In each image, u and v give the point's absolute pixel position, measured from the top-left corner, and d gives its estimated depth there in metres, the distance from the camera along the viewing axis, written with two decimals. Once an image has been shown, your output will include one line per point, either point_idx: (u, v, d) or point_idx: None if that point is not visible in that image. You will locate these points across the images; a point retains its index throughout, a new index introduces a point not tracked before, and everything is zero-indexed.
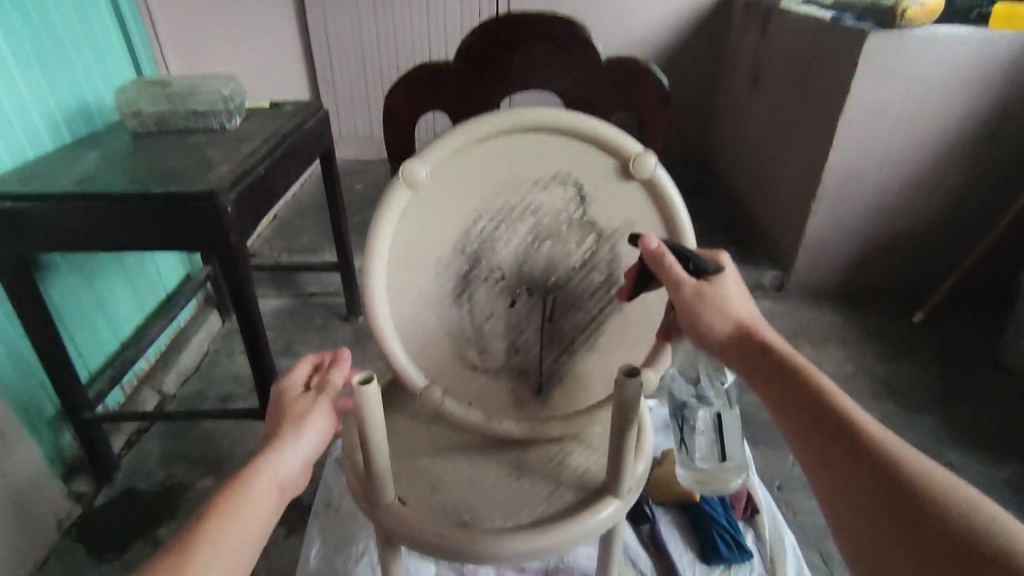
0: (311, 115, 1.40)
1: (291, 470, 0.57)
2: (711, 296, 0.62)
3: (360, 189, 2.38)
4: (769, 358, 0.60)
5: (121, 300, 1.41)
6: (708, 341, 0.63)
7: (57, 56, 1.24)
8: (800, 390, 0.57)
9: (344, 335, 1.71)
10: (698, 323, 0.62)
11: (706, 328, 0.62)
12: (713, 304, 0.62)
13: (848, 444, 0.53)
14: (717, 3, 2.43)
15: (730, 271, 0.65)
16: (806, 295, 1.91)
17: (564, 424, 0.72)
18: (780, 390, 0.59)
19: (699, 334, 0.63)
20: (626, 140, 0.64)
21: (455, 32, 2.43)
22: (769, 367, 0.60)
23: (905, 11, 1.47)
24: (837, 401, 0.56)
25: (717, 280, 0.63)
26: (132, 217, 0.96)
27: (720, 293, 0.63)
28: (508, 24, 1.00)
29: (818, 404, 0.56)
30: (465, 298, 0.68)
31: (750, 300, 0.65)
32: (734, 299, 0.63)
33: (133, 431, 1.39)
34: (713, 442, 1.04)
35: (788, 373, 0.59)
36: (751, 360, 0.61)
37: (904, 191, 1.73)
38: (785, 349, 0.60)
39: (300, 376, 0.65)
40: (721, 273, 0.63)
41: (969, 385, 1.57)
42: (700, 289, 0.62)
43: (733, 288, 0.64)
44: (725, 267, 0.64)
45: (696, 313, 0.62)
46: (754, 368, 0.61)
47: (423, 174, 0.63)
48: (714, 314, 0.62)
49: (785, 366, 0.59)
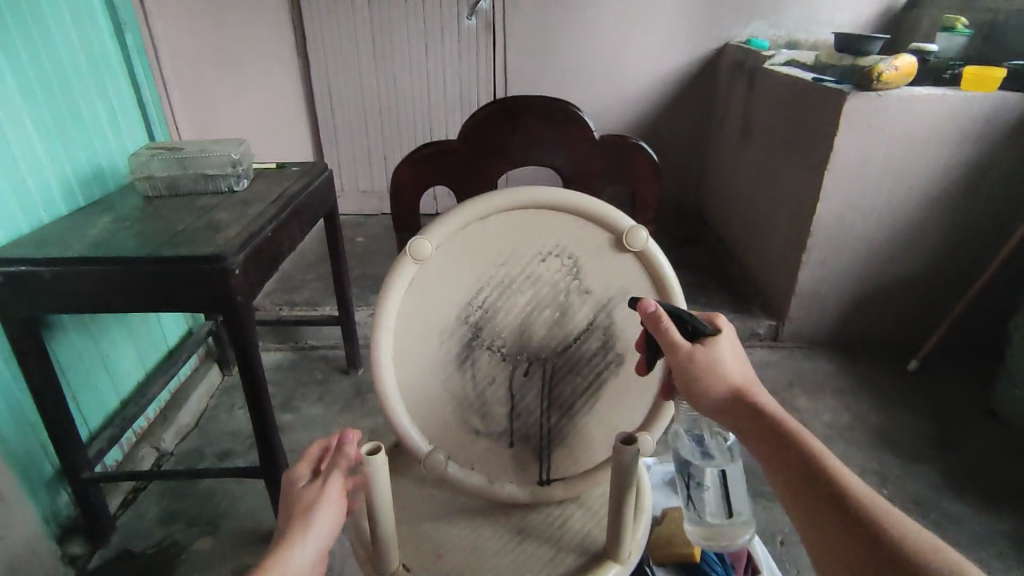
0: (317, 175, 1.45)
1: (303, 564, 0.57)
2: (709, 359, 0.63)
3: (360, 242, 2.43)
4: (764, 421, 0.61)
5: (124, 358, 1.42)
6: (705, 404, 0.64)
7: (74, 122, 1.29)
8: (793, 454, 0.59)
9: (343, 389, 1.72)
10: (695, 387, 0.63)
11: (702, 391, 0.64)
12: (711, 367, 0.63)
13: (842, 509, 0.54)
14: (704, 63, 2.55)
15: (726, 333, 0.66)
16: (800, 344, 1.94)
17: (565, 487, 0.74)
18: (774, 452, 0.60)
19: (696, 397, 0.64)
20: (619, 215, 0.67)
21: (454, 91, 2.54)
22: (763, 430, 0.61)
23: (881, 74, 1.55)
24: (827, 465, 0.57)
25: (714, 343, 0.64)
26: (143, 281, 0.99)
27: (719, 356, 0.64)
28: (507, 106, 1.07)
29: (810, 467, 0.58)
30: (468, 365, 0.70)
31: (745, 362, 0.67)
32: (732, 362, 0.65)
33: (130, 490, 1.38)
34: (721, 499, 0.75)
35: (781, 436, 0.60)
36: (745, 423, 0.62)
37: (890, 243, 1.78)
38: (777, 413, 0.62)
39: (307, 465, 0.64)
40: (717, 335, 0.65)
41: (966, 434, 1.58)
42: (697, 353, 0.63)
43: (730, 350, 0.65)
44: (722, 330, 0.66)
45: (694, 377, 0.63)
46: (749, 431, 0.62)
47: (429, 249, 0.66)
48: (711, 379, 0.63)
49: (778, 429, 0.61)
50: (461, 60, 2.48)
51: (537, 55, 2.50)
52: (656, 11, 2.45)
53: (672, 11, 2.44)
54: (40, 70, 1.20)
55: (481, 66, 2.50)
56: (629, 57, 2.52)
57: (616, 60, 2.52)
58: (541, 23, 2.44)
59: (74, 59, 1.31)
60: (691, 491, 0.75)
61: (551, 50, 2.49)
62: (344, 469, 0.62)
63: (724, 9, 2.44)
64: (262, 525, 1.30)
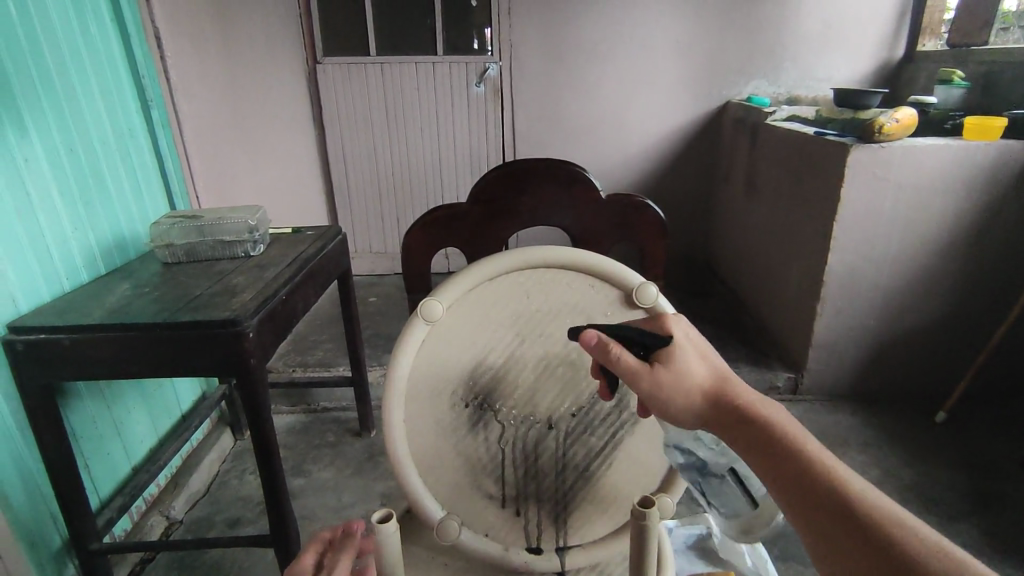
0: (331, 238, 1.49)
1: None
2: (668, 375, 0.58)
3: (374, 302, 2.46)
4: (749, 425, 0.56)
5: (136, 424, 1.42)
6: (685, 421, 0.59)
7: (99, 194, 1.34)
8: (786, 461, 0.53)
9: (356, 452, 1.70)
10: (674, 405, 0.59)
11: (677, 409, 0.59)
12: (677, 381, 0.59)
13: (844, 521, 0.48)
14: (706, 120, 2.61)
15: (678, 330, 0.62)
16: (820, 396, 1.89)
17: (584, 554, 0.73)
18: (766, 462, 0.54)
19: (674, 415, 0.59)
20: (628, 273, 0.68)
21: (464, 154, 2.62)
22: (749, 437, 0.56)
23: (882, 126, 1.58)
24: (826, 469, 0.51)
25: (669, 350, 0.59)
26: (159, 346, 1.00)
27: (681, 363, 0.59)
28: (514, 168, 1.09)
29: (805, 476, 0.52)
30: (481, 428, 0.69)
31: (712, 357, 0.62)
32: (696, 364, 0.60)
33: (137, 561, 1.35)
34: (740, 488, 0.69)
35: (769, 441, 0.55)
36: (731, 434, 0.57)
37: (905, 292, 1.76)
38: (763, 414, 0.57)
39: (311, 559, 0.63)
40: (668, 339, 0.60)
41: (1003, 488, 1.50)
42: (655, 372, 0.58)
43: (686, 351, 0.61)
44: (673, 331, 0.62)
45: (661, 398, 0.58)
46: (737, 439, 0.57)
47: (439, 311, 0.66)
48: (679, 395, 0.59)
49: (767, 434, 0.55)
50: (471, 125, 2.58)
51: (544, 118, 2.58)
52: (658, 74, 2.54)
53: (673, 74, 2.54)
54: (69, 146, 1.26)
55: (490, 130, 2.59)
56: (634, 117, 2.59)
57: (621, 120, 2.60)
58: (547, 88, 2.54)
59: (102, 135, 1.38)
60: (706, 488, 0.71)
61: (557, 113, 2.58)
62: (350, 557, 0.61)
63: (723, 70, 2.53)
64: None
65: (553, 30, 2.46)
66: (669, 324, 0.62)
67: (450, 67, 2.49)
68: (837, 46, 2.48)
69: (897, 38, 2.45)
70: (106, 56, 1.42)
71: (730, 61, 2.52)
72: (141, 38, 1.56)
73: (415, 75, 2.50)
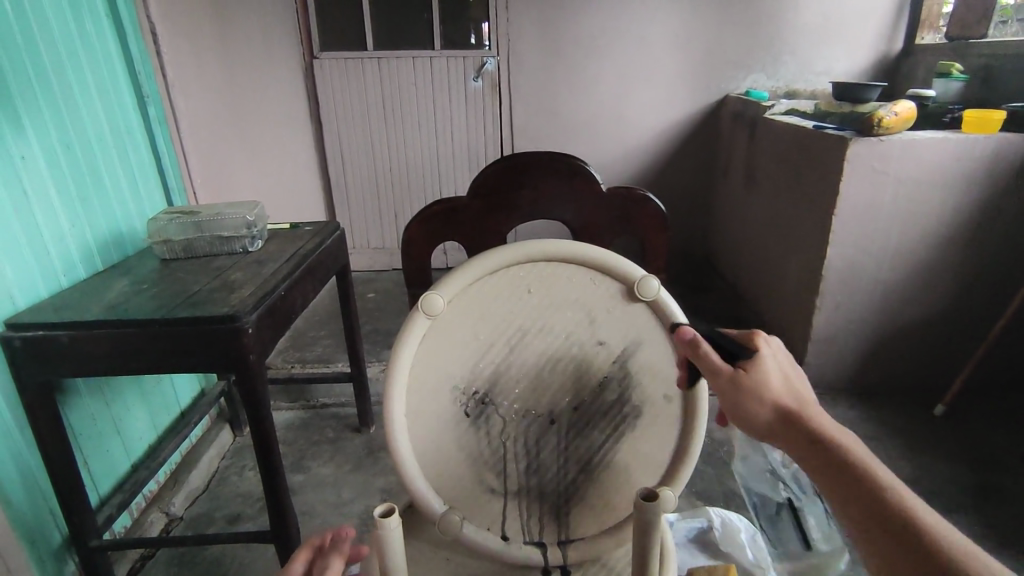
0: (329, 234, 1.48)
1: None
2: (749, 384, 0.59)
3: (372, 298, 2.46)
4: (823, 446, 0.57)
5: (136, 421, 1.42)
6: (754, 426, 0.60)
7: (96, 190, 1.33)
8: (859, 486, 0.54)
9: (356, 448, 1.69)
10: (750, 413, 0.60)
11: (749, 415, 0.60)
12: (758, 392, 0.59)
13: (915, 556, 0.50)
14: (705, 115, 2.60)
15: (768, 347, 0.62)
16: (819, 389, 1.90)
17: (585, 547, 0.73)
18: (836, 485, 0.56)
19: (745, 420, 0.60)
20: (630, 266, 0.68)
21: (462, 149, 2.61)
22: (821, 455, 0.57)
23: (882, 119, 1.58)
24: (899, 501, 0.53)
25: (756, 361, 0.60)
26: (158, 342, 0.99)
27: (765, 378, 0.60)
28: (513, 162, 1.09)
29: (875, 508, 0.53)
30: (482, 421, 0.69)
31: (797, 379, 0.62)
32: (779, 382, 0.60)
33: (137, 558, 1.35)
34: None
35: (844, 469, 0.56)
36: (800, 447, 0.58)
37: (904, 286, 1.76)
38: (838, 437, 0.57)
39: (300, 567, 0.62)
40: (757, 352, 0.61)
41: (1003, 481, 1.51)
42: (737, 379, 0.59)
43: (773, 368, 0.61)
44: (762, 347, 0.62)
45: (738, 404, 0.59)
46: (807, 454, 0.58)
47: (441, 305, 0.66)
48: (755, 403, 0.59)
49: (841, 461, 0.56)
50: (469, 120, 2.57)
51: (542, 113, 2.58)
52: (657, 68, 2.53)
53: (671, 68, 2.53)
54: (66, 143, 1.25)
55: (488, 125, 2.58)
56: (632, 111, 2.59)
57: (619, 115, 2.59)
58: (545, 83, 2.54)
59: (99, 131, 1.37)
60: None
61: (555, 108, 2.57)
62: (341, 563, 0.60)
63: (722, 64, 2.53)
64: None
65: (551, 25, 2.45)
66: (760, 341, 0.62)
67: (447, 61, 2.48)
68: (835, 40, 2.48)
69: (895, 31, 2.45)
70: (102, 52, 1.41)
71: (728, 55, 2.51)
72: (137, 33, 1.55)
73: (413, 70, 2.48)
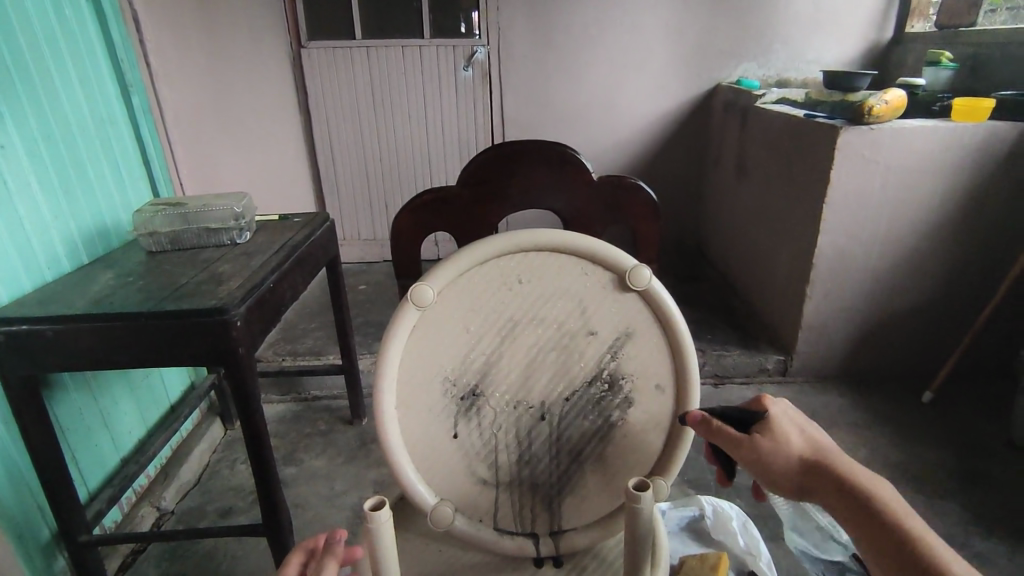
0: (319, 225, 1.47)
1: None
2: (769, 443, 0.63)
3: (363, 289, 2.44)
4: (848, 492, 0.60)
5: (124, 416, 1.40)
6: (782, 484, 0.63)
7: (80, 182, 1.31)
8: (889, 533, 0.58)
9: (348, 440, 1.69)
10: (776, 472, 0.63)
11: (775, 473, 0.63)
12: (780, 451, 0.63)
13: None
14: (697, 104, 2.60)
15: (777, 404, 0.67)
16: (809, 378, 1.91)
17: (579, 538, 0.72)
18: (867, 530, 0.59)
19: (772, 479, 0.63)
20: (621, 255, 0.67)
21: (452, 139, 2.59)
22: (849, 506, 0.60)
23: (872, 108, 1.58)
24: (928, 546, 0.57)
25: (771, 422, 0.64)
26: (144, 336, 0.98)
27: (783, 436, 0.63)
28: (503, 151, 1.08)
29: (904, 549, 0.57)
30: (473, 413, 0.69)
31: (812, 430, 0.66)
32: (798, 437, 0.64)
33: (128, 552, 1.34)
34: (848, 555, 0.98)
35: (872, 513, 0.59)
36: (829, 500, 0.61)
37: (893, 274, 1.77)
38: (865, 486, 0.60)
39: (293, 570, 0.61)
40: (768, 413, 0.65)
41: (990, 467, 1.52)
42: (754, 441, 0.63)
43: (789, 425, 0.65)
44: (771, 408, 0.66)
45: (763, 463, 0.63)
46: (836, 505, 0.61)
47: (430, 296, 0.65)
48: (778, 461, 0.63)
49: (868, 504, 0.59)
50: (459, 110, 2.54)
51: (533, 102, 2.56)
52: (649, 57, 2.52)
53: (663, 57, 2.52)
54: (47, 133, 1.22)
55: (478, 114, 2.56)
56: (623, 100, 2.57)
57: (611, 104, 2.58)
58: (535, 73, 2.52)
59: (81, 122, 1.34)
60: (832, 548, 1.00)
61: (546, 97, 2.56)
62: (336, 566, 0.59)
63: (714, 53, 2.52)
64: None
65: (541, 13, 2.43)
66: (769, 400, 0.66)
67: (437, 50, 2.45)
68: (827, 28, 2.47)
69: (886, 20, 2.44)
70: (83, 40, 1.38)
71: (720, 43, 2.50)
72: (119, 22, 1.52)
73: (402, 59, 2.45)
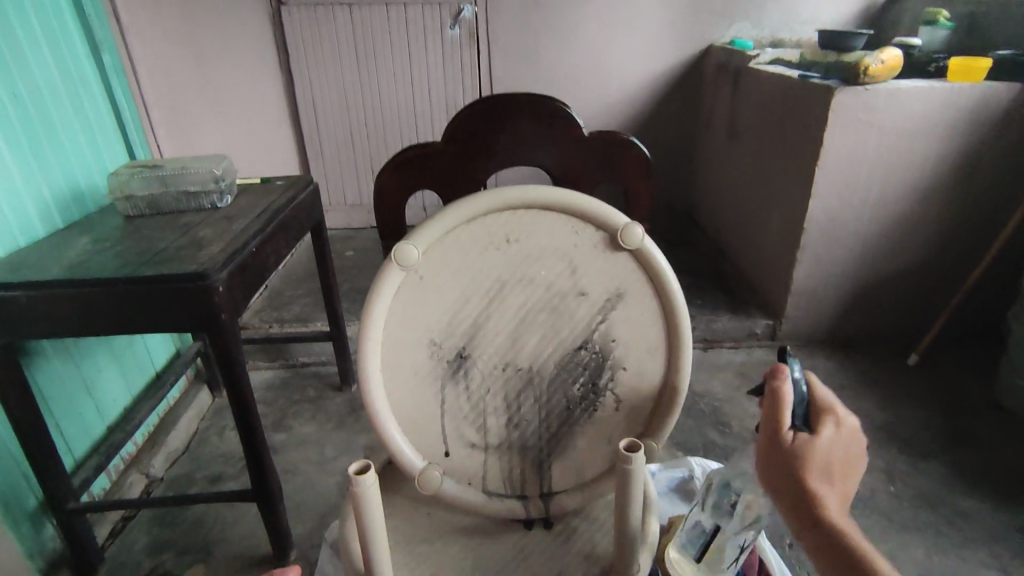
0: (302, 188, 1.43)
1: None
2: (794, 449, 0.58)
3: (351, 256, 2.41)
4: (826, 532, 0.55)
5: (108, 384, 1.38)
6: (775, 486, 0.59)
7: (51, 144, 1.26)
8: None
9: (338, 406, 1.68)
10: (775, 471, 0.59)
11: (774, 472, 0.59)
12: (797, 458, 0.57)
13: None
14: (689, 65, 2.54)
15: (839, 431, 0.59)
16: (797, 342, 1.92)
17: (569, 499, 0.72)
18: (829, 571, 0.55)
19: (771, 476, 0.59)
20: (613, 213, 0.65)
21: (439, 101, 2.52)
22: (825, 544, 0.55)
23: (867, 68, 1.55)
24: None
25: (813, 434, 0.58)
26: (121, 302, 0.95)
27: (814, 454, 0.57)
28: (490, 105, 1.04)
29: None
30: (461, 375, 0.67)
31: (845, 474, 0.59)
32: (827, 467, 0.58)
33: (118, 520, 1.34)
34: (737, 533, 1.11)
35: (842, 560, 0.54)
36: (808, 527, 0.57)
37: (884, 238, 1.77)
38: (852, 542, 0.55)
39: None
40: (817, 429, 0.58)
41: (973, 427, 1.55)
42: (783, 433, 0.58)
43: (828, 452, 0.58)
44: (827, 430, 0.59)
45: (773, 457, 0.59)
46: (812, 537, 0.56)
47: (415, 255, 0.63)
48: (785, 467, 0.58)
49: (842, 553, 0.55)
50: (447, 70, 2.47)
51: (522, 62, 2.49)
52: (641, 16, 2.44)
53: (656, 16, 2.45)
54: (13, 91, 1.17)
55: (466, 75, 2.49)
56: (615, 61, 2.51)
57: (602, 65, 2.51)
58: (525, 32, 2.44)
59: (49, 81, 1.28)
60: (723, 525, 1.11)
61: (536, 57, 2.49)
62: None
63: (708, 11, 2.45)
64: (255, 550, 1.25)
65: None
66: (830, 422, 0.59)
67: (423, 8, 2.36)
68: None
69: None
70: None
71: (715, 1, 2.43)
72: None
73: (386, 17, 2.36)
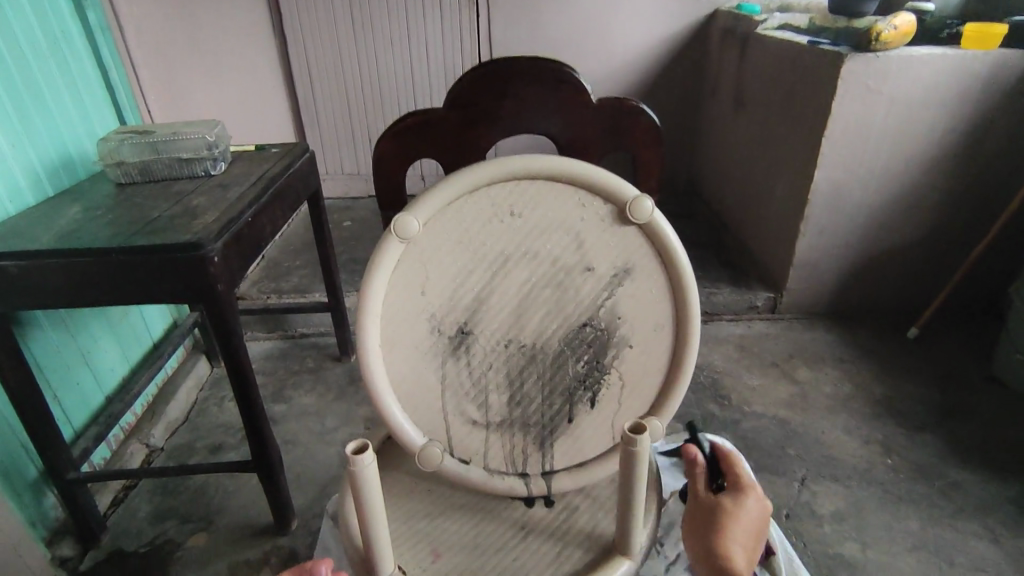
0: (298, 155, 1.40)
1: None
2: (709, 506, 0.65)
3: (349, 226, 2.38)
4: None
5: (105, 354, 1.37)
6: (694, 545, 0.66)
7: (37, 108, 1.22)
8: None
9: (336, 377, 1.68)
10: (695, 529, 0.65)
11: (694, 528, 0.66)
12: (709, 514, 0.65)
13: None
14: (695, 31, 2.47)
15: (759, 505, 0.65)
16: (798, 315, 1.92)
17: (571, 477, 0.71)
18: None
19: (693, 534, 0.66)
20: (622, 186, 0.63)
21: (437, 65, 2.45)
22: None
23: (880, 33, 1.50)
24: None
25: (730, 499, 0.65)
26: (114, 272, 0.93)
27: (731, 517, 0.64)
28: (494, 69, 1.01)
29: None
30: (463, 351, 0.66)
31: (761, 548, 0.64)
32: (743, 533, 0.63)
33: (120, 489, 1.34)
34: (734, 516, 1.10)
35: None
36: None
37: (888, 210, 1.74)
38: None
39: None
40: (736, 497, 0.65)
41: (970, 400, 1.55)
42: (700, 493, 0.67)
43: (744, 517, 0.64)
44: (746, 501, 0.65)
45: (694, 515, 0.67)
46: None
47: (415, 228, 0.61)
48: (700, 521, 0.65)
49: None
50: (445, 34, 2.40)
51: (523, 26, 2.42)
52: None
53: None
54: None
55: (465, 39, 2.41)
56: (618, 25, 2.44)
57: (605, 29, 2.44)
58: None
59: (33, 41, 1.23)
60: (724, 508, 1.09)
61: (537, 21, 2.41)
62: None
63: None
64: (255, 520, 1.26)
65: None
66: (752, 495, 0.65)
67: None
68: None
69: None
70: None
71: None
72: None
73: None
